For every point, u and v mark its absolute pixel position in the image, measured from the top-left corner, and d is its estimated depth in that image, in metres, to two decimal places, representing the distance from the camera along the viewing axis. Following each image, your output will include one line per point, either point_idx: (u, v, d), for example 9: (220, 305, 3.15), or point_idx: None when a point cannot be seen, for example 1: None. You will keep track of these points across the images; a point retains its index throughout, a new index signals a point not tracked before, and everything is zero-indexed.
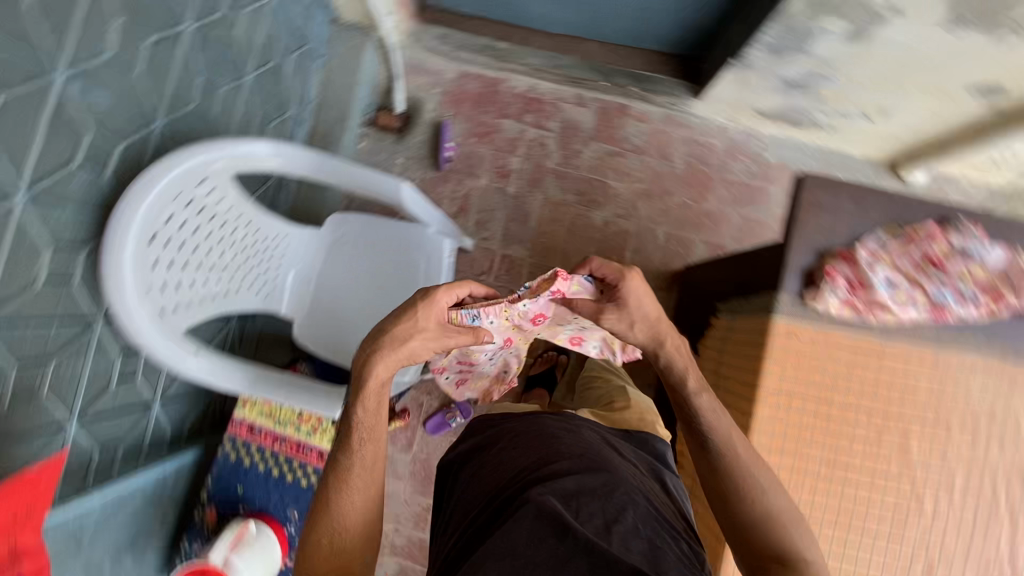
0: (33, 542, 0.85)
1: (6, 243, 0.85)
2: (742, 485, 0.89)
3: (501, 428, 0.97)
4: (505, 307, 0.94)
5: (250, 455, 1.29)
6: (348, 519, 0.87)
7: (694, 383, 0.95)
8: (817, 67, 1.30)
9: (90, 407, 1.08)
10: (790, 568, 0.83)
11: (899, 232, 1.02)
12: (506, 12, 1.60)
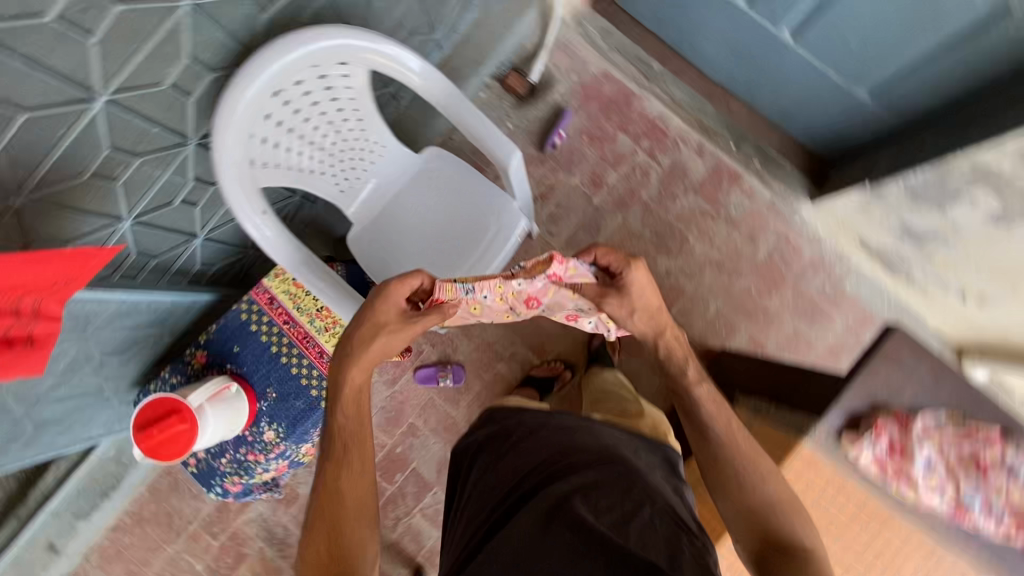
0: (54, 309, 0.87)
1: (156, 37, 0.88)
2: (741, 467, 0.95)
3: (508, 418, 1.01)
4: (500, 283, 0.97)
5: (259, 322, 1.31)
6: (338, 529, 0.89)
7: (693, 373, 1.04)
8: (943, 228, 1.27)
9: (148, 214, 1.11)
10: (791, 558, 0.86)
11: (961, 421, 1.05)
12: (676, 36, 1.58)
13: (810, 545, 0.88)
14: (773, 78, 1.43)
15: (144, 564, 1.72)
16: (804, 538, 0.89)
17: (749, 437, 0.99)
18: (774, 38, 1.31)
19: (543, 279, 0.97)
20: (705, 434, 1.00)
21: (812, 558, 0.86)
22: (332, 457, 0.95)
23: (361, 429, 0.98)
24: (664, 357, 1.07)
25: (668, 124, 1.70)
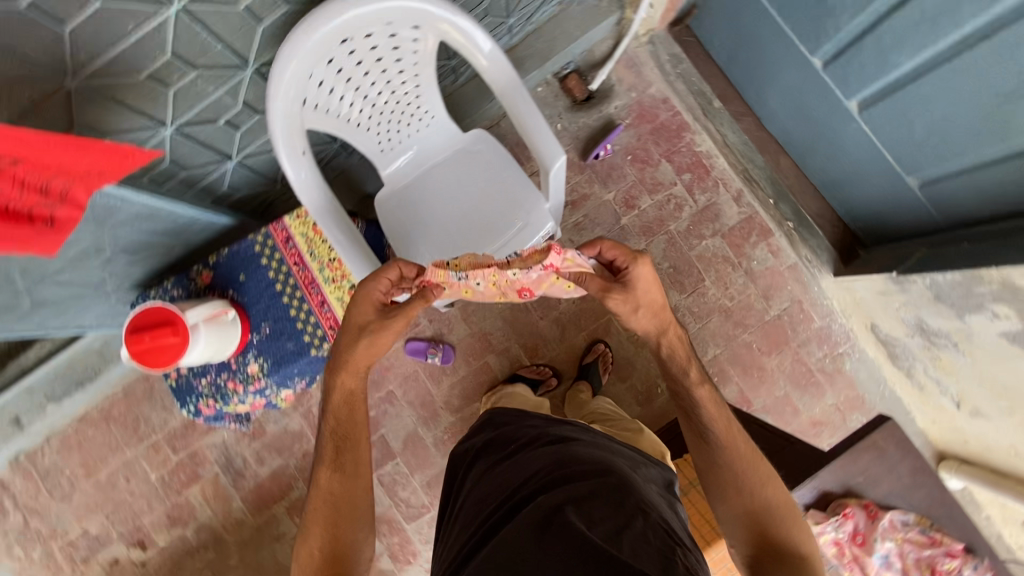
0: (79, 196, 0.89)
1: None
2: (738, 472, 0.99)
3: (504, 430, 1.10)
4: (496, 271, 0.97)
5: (270, 258, 1.31)
6: (333, 530, 0.99)
7: (694, 374, 1.06)
8: (957, 333, 1.26)
9: (189, 126, 1.12)
10: (786, 561, 0.91)
11: (932, 538, 1.27)
12: (744, 80, 1.57)
13: (805, 551, 0.93)
14: (828, 146, 1.42)
15: (102, 460, 1.74)
16: (799, 544, 0.93)
17: (746, 443, 1.02)
18: (840, 106, 1.30)
19: (541, 269, 0.97)
20: (706, 436, 1.02)
21: (808, 562, 0.91)
22: (329, 462, 1.04)
23: (360, 434, 1.06)
24: (665, 354, 1.09)
25: (714, 163, 1.68)
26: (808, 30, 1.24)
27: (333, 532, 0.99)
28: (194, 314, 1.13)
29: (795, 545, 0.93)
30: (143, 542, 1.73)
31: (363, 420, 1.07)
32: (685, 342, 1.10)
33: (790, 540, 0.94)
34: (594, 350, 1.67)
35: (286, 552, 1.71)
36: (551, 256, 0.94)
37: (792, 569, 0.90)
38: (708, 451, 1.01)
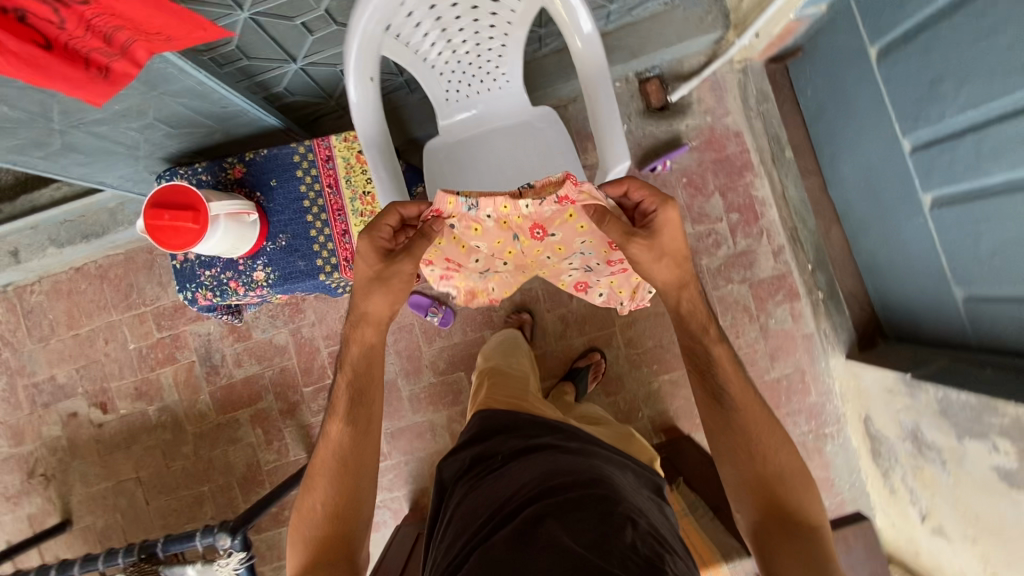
0: (141, 55, 0.86)
1: None
2: (750, 436, 0.99)
3: (492, 443, 1.12)
4: (506, 202, 1.00)
5: (305, 172, 1.28)
6: (338, 482, 1.02)
7: (714, 333, 1.08)
8: (949, 452, 1.25)
9: (264, 16, 1.08)
10: (794, 525, 0.91)
11: None
12: (823, 139, 1.51)
13: (813, 519, 0.92)
14: (884, 231, 1.39)
15: (87, 315, 1.75)
16: (807, 511, 0.93)
17: (759, 409, 1.02)
18: (913, 195, 1.25)
19: (554, 202, 1.01)
20: (722, 399, 1.03)
21: (816, 528, 0.90)
22: (343, 414, 1.06)
23: (372, 391, 1.09)
24: (684, 311, 1.10)
25: (765, 211, 1.64)
26: (908, 110, 1.19)
27: (338, 486, 1.02)
28: (219, 207, 1.10)
29: (803, 513, 0.92)
30: (105, 405, 1.74)
31: (375, 376, 1.10)
32: (699, 299, 1.10)
33: (797, 506, 0.93)
34: (589, 356, 1.66)
35: (238, 457, 1.73)
36: (567, 186, 0.98)
37: (798, 534, 0.89)
38: (720, 414, 1.02)
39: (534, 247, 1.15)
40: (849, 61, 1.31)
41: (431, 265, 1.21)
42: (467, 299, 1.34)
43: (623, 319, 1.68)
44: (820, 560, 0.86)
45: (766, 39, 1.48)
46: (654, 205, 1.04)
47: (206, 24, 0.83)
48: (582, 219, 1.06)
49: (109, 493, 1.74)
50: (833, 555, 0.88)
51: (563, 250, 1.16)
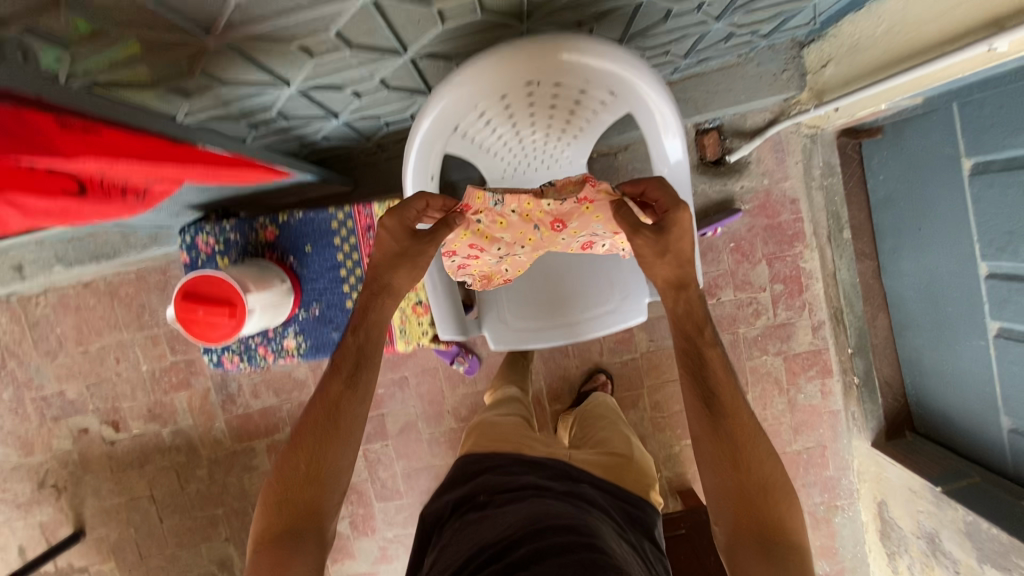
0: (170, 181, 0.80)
1: None
2: (738, 447, 0.83)
3: (475, 479, 0.98)
4: (529, 201, 0.86)
5: (342, 240, 1.19)
6: (325, 449, 0.84)
7: (708, 334, 0.91)
8: (967, 568, 1.29)
9: (309, 89, 0.94)
10: (772, 551, 0.76)
11: None
12: (888, 226, 1.43)
13: (794, 539, 0.78)
14: (938, 339, 1.34)
15: (96, 333, 1.67)
16: (790, 532, 0.79)
17: (744, 414, 0.86)
18: (978, 317, 1.21)
19: (574, 202, 0.87)
20: (714, 405, 0.86)
21: (796, 554, 0.76)
22: (346, 374, 0.89)
23: (370, 353, 0.92)
24: (682, 313, 0.93)
25: (811, 284, 1.58)
26: (994, 238, 1.11)
27: (324, 453, 0.84)
28: (255, 298, 1.03)
29: (785, 532, 0.78)
30: (117, 424, 1.71)
31: (376, 341, 0.93)
32: (702, 307, 0.93)
33: (780, 524, 0.79)
34: (594, 378, 1.63)
35: (253, 484, 1.72)
36: (586, 189, 0.84)
37: (776, 558, 0.75)
38: (707, 423, 0.85)
39: (545, 236, 0.96)
40: (936, 164, 1.21)
41: (451, 257, 0.97)
42: (481, 284, 1.07)
43: (652, 381, 1.66)
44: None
45: (845, 116, 1.37)
46: (674, 208, 0.88)
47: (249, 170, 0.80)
48: (599, 210, 0.90)
49: (122, 508, 1.75)
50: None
51: (576, 234, 0.97)
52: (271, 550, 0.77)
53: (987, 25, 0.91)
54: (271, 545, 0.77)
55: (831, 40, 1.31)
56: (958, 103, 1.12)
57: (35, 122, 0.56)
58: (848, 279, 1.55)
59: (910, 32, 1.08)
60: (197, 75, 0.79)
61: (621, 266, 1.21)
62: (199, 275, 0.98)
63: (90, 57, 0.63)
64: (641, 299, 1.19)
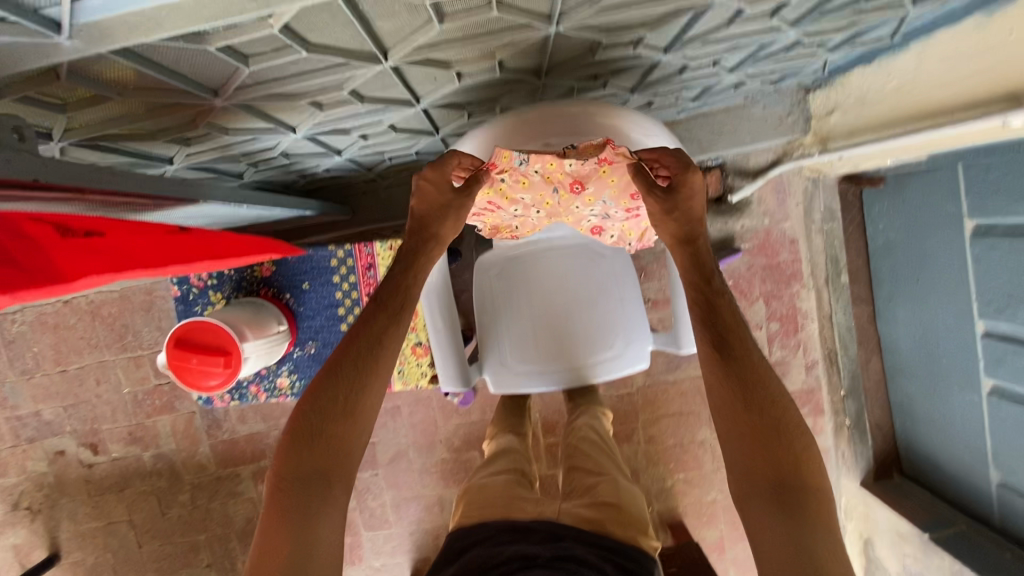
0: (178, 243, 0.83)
1: (484, 45, 0.67)
2: (746, 388, 0.76)
3: (464, 556, 0.81)
4: (552, 162, 0.77)
5: (341, 278, 1.15)
6: (362, 383, 0.77)
7: (717, 282, 0.83)
8: None
9: (316, 134, 0.91)
10: (788, 504, 0.71)
11: None
12: (885, 273, 1.44)
13: (806, 481, 0.72)
14: (930, 388, 1.36)
15: (76, 353, 1.61)
16: (803, 474, 0.72)
17: (750, 352, 0.78)
18: (972, 372, 1.23)
19: (594, 163, 0.79)
20: (725, 346, 0.79)
21: (809, 499, 0.71)
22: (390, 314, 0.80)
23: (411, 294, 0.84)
24: (689, 258, 0.84)
25: (806, 323, 1.59)
26: (993, 298, 1.13)
27: (356, 399, 0.76)
28: (251, 346, 0.99)
29: (797, 475, 0.72)
30: (95, 447, 1.65)
31: (417, 282, 0.85)
32: (711, 257, 0.85)
33: (794, 469, 0.72)
34: None
35: (237, 510, 1.68)
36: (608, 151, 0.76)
37: (793, 508, 0.70)
38: (716, 368, 0.78)
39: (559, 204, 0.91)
40: (938, 219, 1.22)
41: None
42: (490, 233, 1.04)
43: (647, 416, 1.66)
44: (808, 543, 0.68)
45: (848, 165, 1.38)
46: (687, 171, 0.80)
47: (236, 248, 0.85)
48: (616, 173, 0.83)
49: (99, 532, 1.69)
50: (827, 529, 0.70)
51: (591, 202, 0.90)
52: (291, 494, 0.71)
53: (1001, 98, 0.91)
54: (292, 487, 0.72)
55: (838, 89, 1.31)
56: (963, 164, 1.12)
57: (30, 235, 0.59)
58: (843, 322, 1.56)
59: (923, 92, 1.08)
60: (201, 126, 0.74)
61: (624, 311, 1.21)
62: (185, 324, 0.94)
63: (82, 113, 0.60)
64: (642, 344, 1.20)
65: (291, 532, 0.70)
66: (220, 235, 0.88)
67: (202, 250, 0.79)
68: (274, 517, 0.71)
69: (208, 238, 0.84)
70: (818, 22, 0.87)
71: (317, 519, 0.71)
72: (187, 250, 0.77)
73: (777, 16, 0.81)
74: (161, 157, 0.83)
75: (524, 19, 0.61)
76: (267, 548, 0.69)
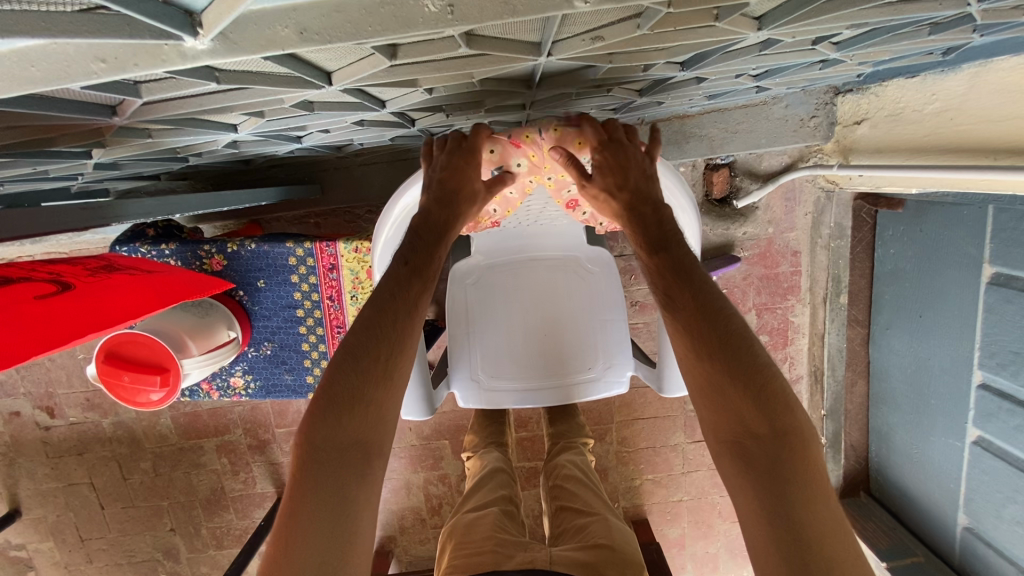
0: (62, 279, 0.68)
1: (451, 72, 0.56)
2: (708, 329, 0.65)
3: None
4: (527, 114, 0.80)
5: (300, 277, 1.05)
6: (397, 342, 0.64)
7: (647, 236, 0.72)
8: None
9: (264, 130, 0.77)
10: (770, 467, 0.59)
11: None
12: (887, 300, 1.36)
13: (780, 424, 0.60)
14: (911, 422, 1.33)
15: None
16: (779, 420, 0.60)
17: (701, 291, 0.67)
18: (960, 419, 1.18)
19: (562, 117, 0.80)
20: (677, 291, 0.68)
21: (785, 446, 0.59)
22: (426, 274, 0.69)
23: (443, 257, 0.72)
24: (622, 205, 0.75)
25: (796, 339, 1.53)
26: (997, 352, 1.06)
27: (394, 363, 0.64)
28: (191, 361, 0.92)
29: (771, 422, 0.60)
30: (51, 410, 1.59)
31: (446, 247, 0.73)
32: (660, 207, 0.74)
33: (764, 414, 0.60)
34: None
35: (201, 480, 1.66)
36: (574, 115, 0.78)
37: (779, 473, 0.58)
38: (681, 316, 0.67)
39: (542, 154, 0.79)
40: (956, 258, 1.13)
41: None
42: (468, 228, 0.92)
43: (622, 417, 1.63)
44: (787, 498, 0.57)
45: (868, 184, 1.25)
46: (602, 147, 0.75)
47: (141, 299, 0.71)
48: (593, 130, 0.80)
49: (59, 493, 1.66)
50: (812, 477, 0.58)
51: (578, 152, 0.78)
52: (325, 467, 0.58)
53: None
54: (325, 461, 0.58)
55: (872, 97, 1.16)
56: (994, 208, 1.02)
57: None
58: (835, 343, 1.50)
59: (969, 121, 0.95)
60: (110, 134, 0.62)
61: (610, 328, 1.11)
62: (112, 336, 0.86)
63: None
64: (625, 367, 1.11)
65: (327, 514, 0.57)
66: (113, 284, 0.72)
67: (69, 323, 0.59)
68: (299, 495, 0.57)
69: (95, 294, 0.68)
70: (868, 49, 0.73)
71: (356, 499, 0.59)
72: (80, 311, 0.62)
73: (822, 41, 0.67)
74: (76, 152, 0.71)
75: (503, 53, 0.51)
76: (292, 536, 0.55)
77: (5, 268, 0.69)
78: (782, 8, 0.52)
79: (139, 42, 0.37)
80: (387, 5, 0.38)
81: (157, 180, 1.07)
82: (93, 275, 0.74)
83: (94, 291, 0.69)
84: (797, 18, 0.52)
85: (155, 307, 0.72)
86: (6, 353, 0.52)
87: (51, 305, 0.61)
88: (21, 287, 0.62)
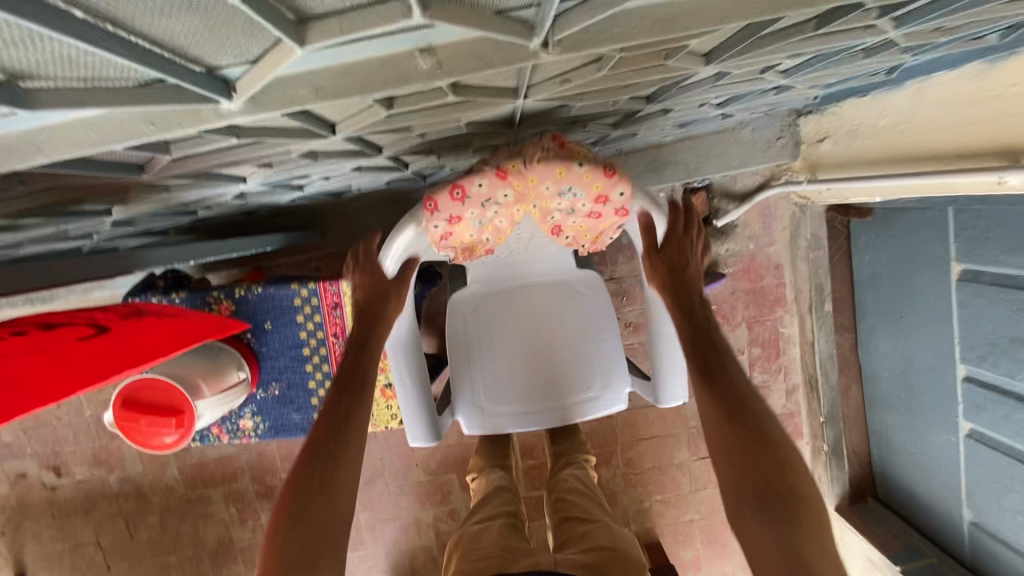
0: (101, 324, 0.73)
1: (444, 116, 0.63)
2: (733, 400, 0.72)
3: None
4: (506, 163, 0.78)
5: (305, 317, 1.09)
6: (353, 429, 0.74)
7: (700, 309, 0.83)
8: None
9: (270, 181, 0.84)
10: (790, 527, 0.63)
11: None
12: (869, 304, 1.42)
13: (799, 491, 0.65)
14: (907, 422, 1.36)
15: None
16: (796, 486, 0.65)
17: (733, 371, 0.75)
18: (951, 413, 1.21)
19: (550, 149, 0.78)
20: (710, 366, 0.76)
21: (802, 507, 0.64)
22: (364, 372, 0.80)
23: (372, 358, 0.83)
24: (678, 281, 0.86)
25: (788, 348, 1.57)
26: (975, 345, 1.10)
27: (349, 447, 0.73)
28: (205, 403, 0.96)
29: (790, 486, 0.65)
30: (58, 469, 1.60)
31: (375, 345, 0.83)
32: (698, 291, 0.86)
33: (783, 479, 0.66)
34: None
35: (209, 531, 1.65)
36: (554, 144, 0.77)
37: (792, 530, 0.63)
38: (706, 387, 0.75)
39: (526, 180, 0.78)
40: (926, 259, 1.19)
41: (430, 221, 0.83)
42: (463, 256, 0.94)
43: (626, 438, 1.65)
44: (799, 551, 0.61)
45: (836, 196, 1.33)
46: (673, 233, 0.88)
47: (169, 339, 0.75)
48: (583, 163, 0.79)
49: (65, 555, 1.64)
50: (825, 539, 0.62)
51: (561, 181, 0.78)
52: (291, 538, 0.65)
53: (999, 154, 0.86)
54: (296, 539, 0.65)
55: (830, 116, 1.25)
56: (954, 208, 1.09)
57: None
58: (825, 350, 1.55)
59: (919, 132, 1.03)
60: (134, 190, 0.68)
61: (604, 347, 1.16)
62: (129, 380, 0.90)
63: None
64: (622, 382, 1.15)
65: None
66: (143, 326, 0.77)
67: (106, 360, 0.64)
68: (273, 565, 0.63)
69: (128, 335, 0.72)
70: (814, 74, 0.82)
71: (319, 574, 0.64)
72: (113, 350, 0.67)
73: (771, 70, 0.75)
74: (97, 211, 0.77)
75: (487, 97, 0.58)
76: None
77: (51, 315, 0.75)
78: (725, 45, 0.59)
79: (177, 107, 0.43)
80: (385, 66, 0.45)
81: (165, 235, 1.13)
82: (126, 319, 0.79)
83: (127, 333, 0.73)
84: (740, 52, 0.60)
85: (180, 344, 0.75)
86: (59, 385, 0.56)
87: (87, 346, 0.65)
88: (62, 332, 0.67)
